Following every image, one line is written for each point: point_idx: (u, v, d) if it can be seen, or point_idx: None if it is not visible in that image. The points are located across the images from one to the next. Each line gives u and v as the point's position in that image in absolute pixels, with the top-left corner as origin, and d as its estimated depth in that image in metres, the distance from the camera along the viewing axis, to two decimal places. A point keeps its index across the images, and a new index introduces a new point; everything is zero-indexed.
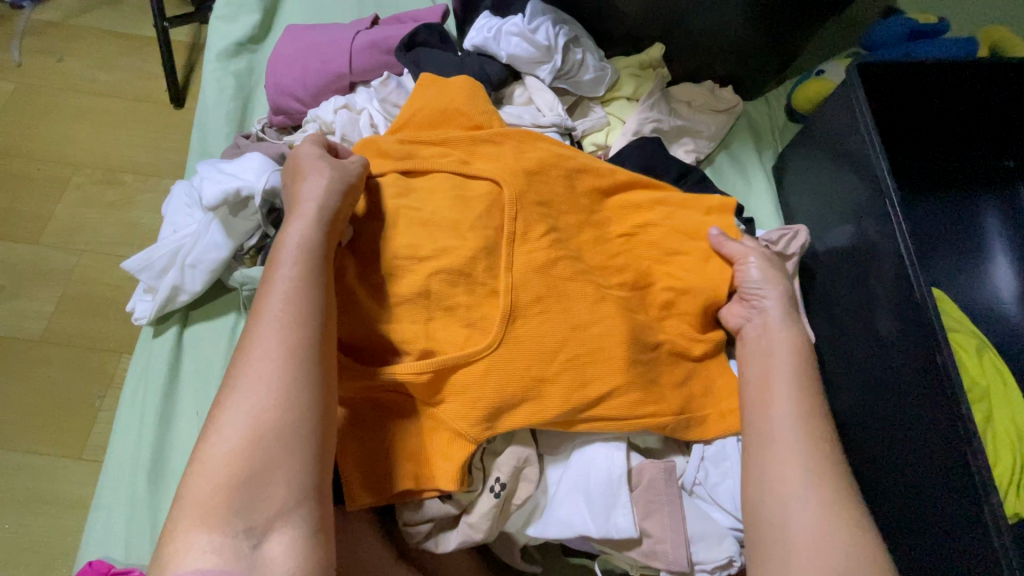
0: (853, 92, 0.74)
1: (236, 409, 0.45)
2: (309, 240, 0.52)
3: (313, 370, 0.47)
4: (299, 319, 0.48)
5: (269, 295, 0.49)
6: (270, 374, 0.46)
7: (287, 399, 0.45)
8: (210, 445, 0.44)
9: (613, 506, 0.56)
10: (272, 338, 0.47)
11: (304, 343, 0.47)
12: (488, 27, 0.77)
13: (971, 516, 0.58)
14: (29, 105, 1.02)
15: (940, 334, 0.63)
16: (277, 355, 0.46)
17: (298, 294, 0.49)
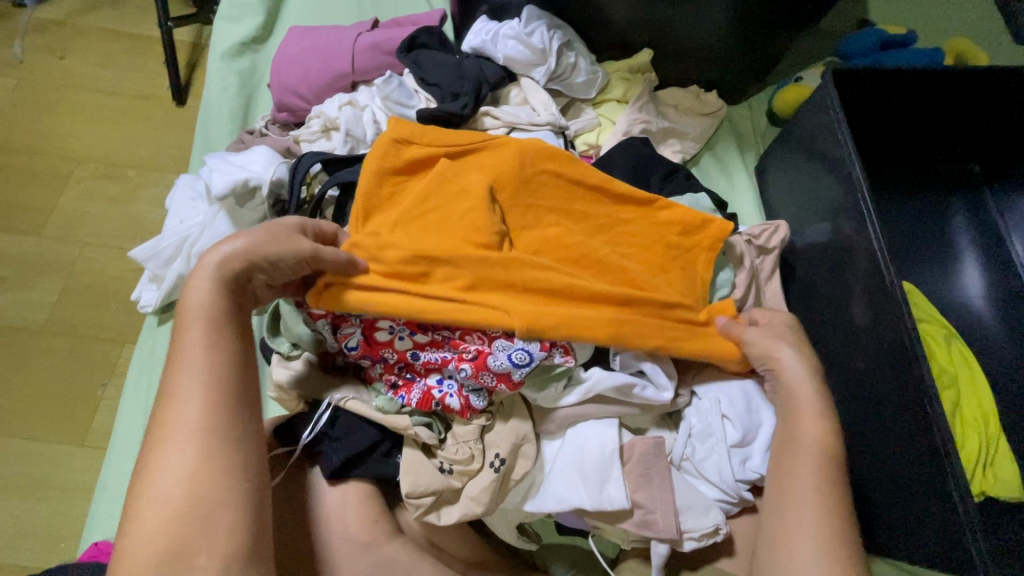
0: (828, 95, 0.79)
1: (159, 480, 0.42)
2: (216, 292, 0.49)
3: (231, 384, 0.47)
4: (216, 368, 0.46)
5: (180, 361, 0.46)
6: (186, 435, 0.43)
7: (205, 458, 0.43)
8: (147, 490, 0.42)
9: (606, 480, 0.59)
10: (186, 409, 0.44)
11: (223, 384, 0.46)
12: (486, 31, 0.81)
13: (939, 492, 0.62)
14: (31, 101, 1.04)
15: (908, 322, 0.67)
16: (186, 435, 0.43)
17: (216, 323, 0.48)
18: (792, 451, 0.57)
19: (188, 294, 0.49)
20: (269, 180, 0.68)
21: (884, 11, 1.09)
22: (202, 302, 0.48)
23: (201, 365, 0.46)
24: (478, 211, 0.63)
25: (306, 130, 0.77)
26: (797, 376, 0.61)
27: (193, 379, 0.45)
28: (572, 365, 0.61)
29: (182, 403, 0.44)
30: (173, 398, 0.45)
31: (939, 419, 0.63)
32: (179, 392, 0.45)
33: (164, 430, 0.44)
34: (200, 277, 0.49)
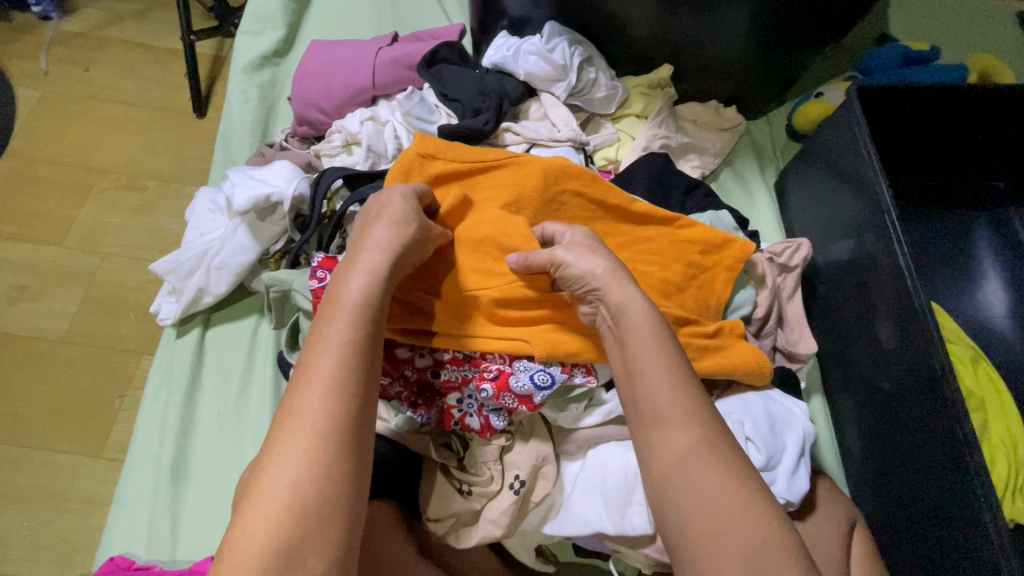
0: (853, 111, 0.78)
1: (276, 469, 0.42)
2: (371, 288, 0.48)
3: (359, 391, 0.45)
4: (347, 373, 0.45)
5: (317, 355, 0.45)
6: (310, 434, 0.42)
7: (317, 464, 0.42)
8: (270, 474, 0.42)
9: (629, 504, 0.58)
10: (314, 404, 0.43)
11: (353, 391, 0.44)
12: (507, 46, 0.81)
13: (971, 519, 0.61)
14: (55, 112, 1.05)
15: (939, 345, 0.65)
16: (308, 432, 0.42)
17: (360, 323, 0.47)
18: (637, 352, 0.50)
19: (346, 283, 0.48)
20: (290, 195, 0.68)
21: (904, 26, 1.08)
22: (354, 295, 0.48)
23: (337, 352, 0.45)
24: (499, 234, 0.61)
25: (327, 145, 0.77)
26: (608, 278, 0.53)
27: (328, 375, 0.44)
28: (593, 387, 0.60)
29: (310, 395, 0.43)
30: (308, 385, 0.44)
31: (972, 447, 0.61)
32: (311, 383, 0.44)
33: (292, 415, 0.43)
34: (359, 270, 0.49)
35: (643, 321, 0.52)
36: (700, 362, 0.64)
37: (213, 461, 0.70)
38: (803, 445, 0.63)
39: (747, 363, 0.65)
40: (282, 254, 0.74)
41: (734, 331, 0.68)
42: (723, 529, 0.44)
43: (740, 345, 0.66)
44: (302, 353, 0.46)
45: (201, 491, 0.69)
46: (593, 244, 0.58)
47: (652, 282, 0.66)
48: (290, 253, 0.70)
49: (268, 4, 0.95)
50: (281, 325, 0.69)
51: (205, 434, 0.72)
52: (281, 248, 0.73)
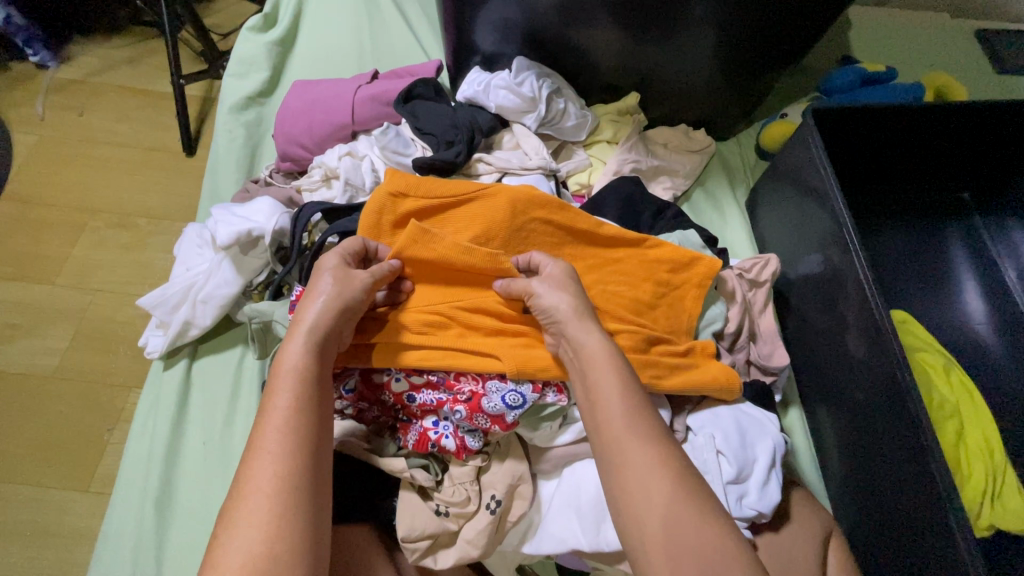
0: (809, 133, 0.82)
1: (231, 545, 0.42)
2: (309, 357, 0.51)
3: (307, 456, 0.47)
4: (293, 438, 0.47)
5: (263, 424, 0.47)
6: (262, 507, 0.43)
7: (269, 534, 0.42)
8: (227, 541, 0.42)
9: (603, 520, 0.58)
10: (263, 476, 0.45)
11: (301, 457, 0.46)
12: (478, 81, 0.85)
13: (941, 527, 0.61)
14: (50, 156, 1.09)
15: (899, 353, 0.67)
16: (260, 503, 0.43)
17: (301, 391, 0.49)
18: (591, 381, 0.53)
19: (283, 357, 0.51)
20: (270, 230, 0.70)
21: (864, 47, 1.13)
22: (292, 366, 0.50)
23: (282, 418, 0.47)
24: (469, 257, 0.65)
25: (307, 180, 0.80)
26: (567, 318, 0.57)
27: (274, 443, 0.46)
28: (565, 405, 0.62)
29: (260, 466, 0.45)
30: (255, 459, 0.46)
31: (935, 452, 0.62)
32: (258, 456, 0.46)
33: (245, 490, 0.44)
34: (297, 340, 0.52)
35: (596, 346, 0.55)
36: (670, 379, 0.65)
37: (198, 489, 0.71)
38: (774, 456, 0.64)
39: (715, 377, 0.67)
40: (265, 286, 0.76)
41: (703, 348, 0.70)
42: (677, 540, 0.45)
43: (709, 362, 0.68)
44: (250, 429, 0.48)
45: (186, 519, 0.70)
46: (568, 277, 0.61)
47: (620, 302, 0.69)
48: (274, 285, 0.73)
49: (254, 49, 1.01)
50: (265, 354, 0.72)
51: (190, 464, 0.73)
52: (264, 280, 0.75)
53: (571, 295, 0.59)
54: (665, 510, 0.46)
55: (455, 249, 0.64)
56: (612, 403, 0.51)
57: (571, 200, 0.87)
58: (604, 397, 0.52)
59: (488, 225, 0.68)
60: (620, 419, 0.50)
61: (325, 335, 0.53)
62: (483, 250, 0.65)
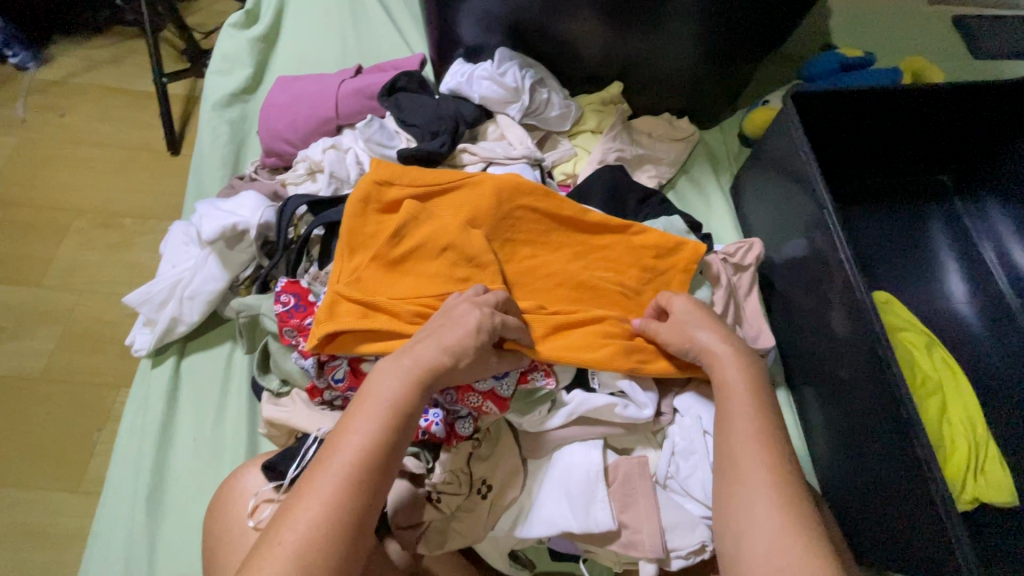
0: (788, 118, 0.83)
1: (271, 556, 0.43)
2: (403, 396, 0.51)
3: (366, 499, 0.46)
4: (361, 474, 0.47)
5: (340, 444, 0.48)
6: (309, 531, 0.44)
7: (309, 559, 0.43)
8: (268, 547, 0.43)
9: (593, 501, 0.59)
10: (323, 494, 0.45)
11: (363, 493, 0.46)
12: (461, 73, 0.86)
13: (923, 497, 0.63)
14: (33, 158, 1.08)
15: (879, 329, 0.69)
16: (312, 523, 0.44)
17: (384, 430, 0.49)
18: (727, 406, 0.58)
19: (381, 385, 0.51)
20: (256, 223, 0.70)
21: (843, 34, 1.15)
22: (385, 398, 0.50)
23: (359, 448, 0.48)
24: (459, 246, 0.65)
25: (292, 173, 0.80)
26: (723, 357, 0.60)
27: (343, 470, 0.47)
28: (554, 388, 0.63)
29: (321, 487, 0.46)
30: (321, 479, 0.46)
31: (916, 427, 0.63)
32: (324, 474, 0.46)
33: (303, 498, 0.45)
34: (394, 375, 0.52)
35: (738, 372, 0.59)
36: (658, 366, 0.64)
37: (189, 486, 0.71)
38: None
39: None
40: (252, 280, 0.76)
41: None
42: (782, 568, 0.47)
43: None
44: (325, 441, 0.49)
45: (178, 516, 0.70)
46: (707, 313, 0.64)
47: (607, 290, 0.69)
48: (260, 278, 0.73)
49: (236, 46, 1.00)
50: (253, 349, 0.72)
51: (181, 461, 0.73)
52: (250, 274, 0.75)
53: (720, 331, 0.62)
54: (768, 538, 0.49)
55: (449, 233, 0.66)
56: (742, 435, 0.55)
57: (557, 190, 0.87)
58: (738, 426, 0.56)
59: (475, 213, 0.68)
60: (747, 448, 0.54)
61: (427, 376, 0.52)
62: (477, 236, 0.66)
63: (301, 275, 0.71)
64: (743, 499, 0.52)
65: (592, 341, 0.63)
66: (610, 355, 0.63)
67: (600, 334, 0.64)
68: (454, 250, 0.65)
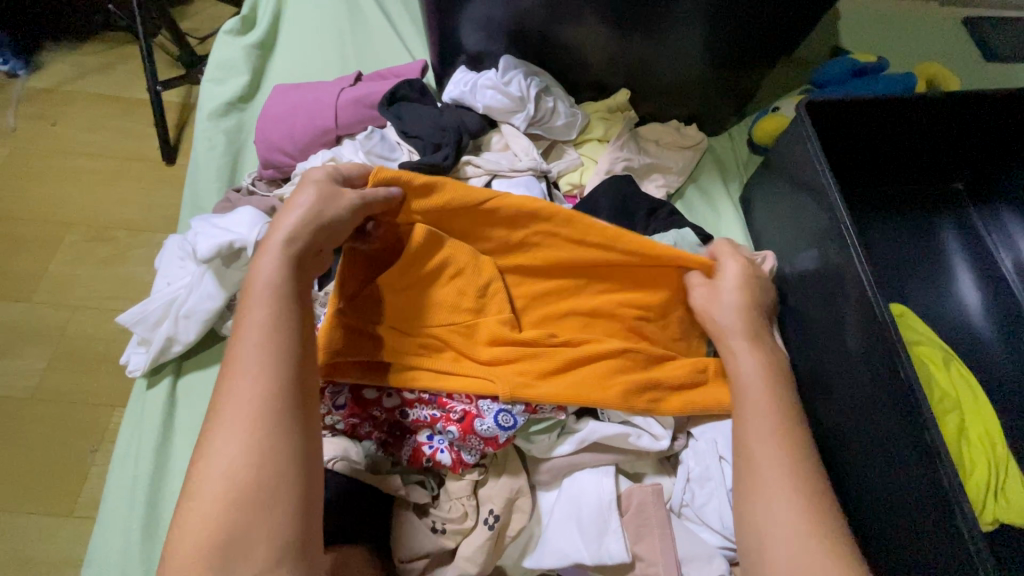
0: (803, 128, 0.80)
1: (211, 464, 0.43)
2: (281, 275, 0.51)
3: (285, 369, 0.47)
4: (267, 353, 0.47)
5: (238, 345, 0.48)
6: (239, 421, 0.45)
7: (251, 437, 0.44)
8: (207, 463, 0.44)
9: (605, 532, 0.57)
10: (233, 441, 0.44)
11: (275, 411, 0.45)
12: (464, 82, 0.83)
13: (948, 525, 0.60)
14: (23, 169, 1.06)
15: (901, 350, 0.66)
16: (240, 410, 0.45)
17: (275, 308, 0.50)
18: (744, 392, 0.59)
19: (256, 272, 0.51)
20: (253, 240, 0.67)
21: (852, 38, 1.12)
22: (264, 281, 0.51)
23: (258, 335, 0.48)
24: (467, 273, 0.62)
25: (291, 187, 0.78)
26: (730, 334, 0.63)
27: (244, 403, 0.45)
28: (564, 416, 0.60)
29: (236, 381, 0.46)
30: (232, 380, 0.47)
31: (942, 452, 0.61)
32: (234, 371, 0.47)
33: (209, 453, 0.44)
34: (268, 258, 0.52)
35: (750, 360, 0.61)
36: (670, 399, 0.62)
37: None
38: None
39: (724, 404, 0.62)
40: None
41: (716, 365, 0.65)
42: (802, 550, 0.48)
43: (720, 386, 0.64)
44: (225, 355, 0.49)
45: None
46: (741, 286, 0.65)
47: (620, 315, 0.66)
48: None
49: (232, 53, 0.98)
50: None
51: (176, 488, 0.70)
52: None
53: (742, 317, 0.63)
54: (786, 528, 0.50)
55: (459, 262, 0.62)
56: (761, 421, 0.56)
57: (563, 201, 0.85)
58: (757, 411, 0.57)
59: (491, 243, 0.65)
60: (766, 437, 0.55)
61: (299, 249, 0.53)
62: (488, 263, 0.63)
63: None
64: (762, 486, 0.53)
65: (601, 375, 0.61)
66: (614, 391, 0.60)
67: (609, 366, 0.61)
68: (464, 277, 0.62)
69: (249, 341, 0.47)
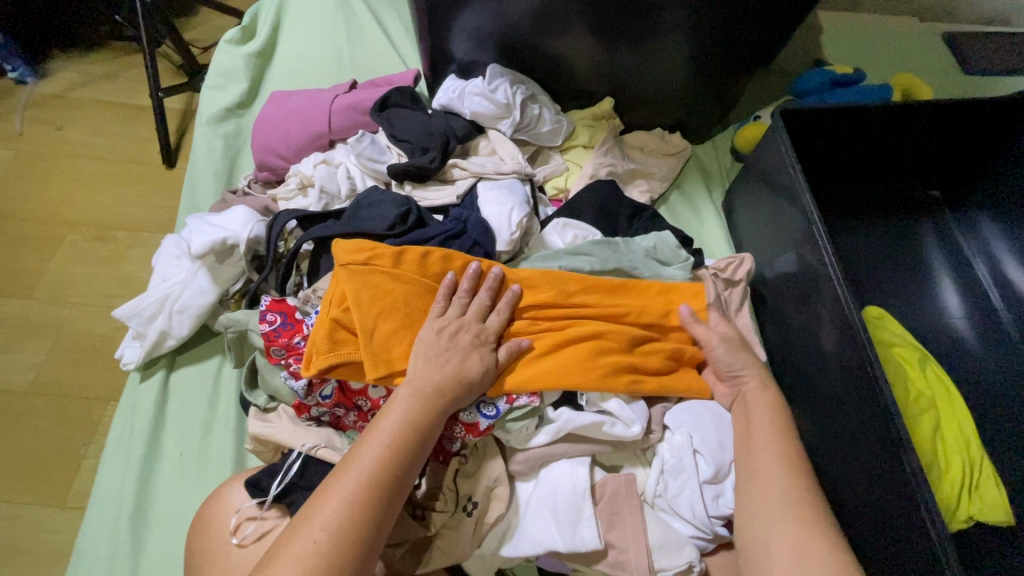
0: (779, 136, 0.83)
1: (287, 559, 0.46)
2: (418, 407, 0.55)
3: (382, 501, 0.50)
4: (379, 478, 0.50)
5: (358, 454, 0.52)
6: (327, 535, 0.47)
7: (331, 554, 0.46)
8: (285, 555, 0.46)
9: (579, 520, 0.58)
10: (312, 551, 0.46)
11: (356, 533, 0.48)
12: (453, 89, 0.87)
13: (914, 520, 0.61)
14: (28, 171, 1.09)
15: (869, 348, 0.68)
16: (334, 520, 0.48)
17: (403, 439, 0.53)
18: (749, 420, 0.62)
19: (396, 398, 0.55)
20: (245, 238, 0.70)
21: (834, 50, 1.16)
22: (403, 411, 0.54)
23: (377, 461, 0.51)
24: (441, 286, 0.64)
25: (284, 189, 0.81)
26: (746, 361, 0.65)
27: (338, 504, 0.48)
28: (539, 405, 0.62)
29: (341, 488, 0.49)
30: (337, 485, 0.50)
31: (906, 442, 0.62)
32: (344, 481, 0.50)
33: (290, 549, 0.46)
34: (410, 388, 0.56)
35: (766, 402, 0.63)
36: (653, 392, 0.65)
37: (174, 502, 0.71)
38: None
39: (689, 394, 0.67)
40: (242, 294, 0.76)
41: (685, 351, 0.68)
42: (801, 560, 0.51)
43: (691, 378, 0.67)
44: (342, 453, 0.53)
45: (163, 533, 0.69)
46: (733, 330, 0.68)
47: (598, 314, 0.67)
48: (249, 293, 0.74)
49: (233, 61, 1.02)
50: (242, 363, 0.72)
51: (166, 478, 0.72)
52: (240, 288, 0.75)
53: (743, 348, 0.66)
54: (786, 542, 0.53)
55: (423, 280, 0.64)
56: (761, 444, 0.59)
57: (548, 205, 0.88)
58: (759, 440, 0.59)
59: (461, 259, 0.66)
60: (771, 463, 0.58)
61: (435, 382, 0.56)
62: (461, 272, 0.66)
63: (291, 290, 0.72)
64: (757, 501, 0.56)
65: (585, 361, 0.63)
66: (597, 372, 0.62)
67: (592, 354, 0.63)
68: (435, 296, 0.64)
69: (369, 459, 0.51)
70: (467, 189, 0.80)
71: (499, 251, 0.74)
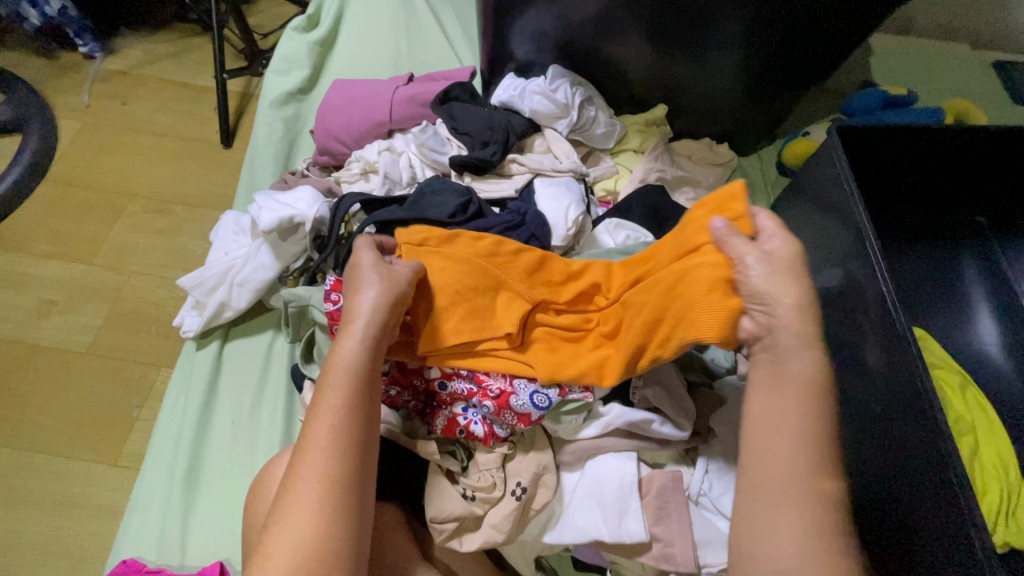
0: (833, 151, 0.83)
1: (285, 534, 0.48)
2: (359, 357, 0.54)
3: (354, 455, 0.51)
4: (342, 435, 0.51)
5: (316, 418, 0.51)
6: (311, 503, 0.48)
7: (324, 515, 0.48)
8: (282, 532, 0.48)
9: (625, 512, 0.59)
10: (302, 522, 0.48)
11: (341, 493, 0.49)
12: (514, 86, 0.88)
13: (959, 540, 0.61)
14: (92, 142, 1.13)
15: (920, 366, 0.67)
16: (316, 486, 0.49)
17: (350, 390, 0.53)
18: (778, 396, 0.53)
19: (337, 352, 0.54)
20: (311, 217, 0.73)
21: (883, 73, 1.17)
22: (344, 363, 0.53)
23: (332, 419, 0.51)
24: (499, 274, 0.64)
25: (346, 173, 0.84)
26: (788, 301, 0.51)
27: (314, 471, 0.49)
28: (591, 401, 0.63)
29: (311, 458, 0.50)
30: (307, 455, 0.50)
31: (955, 460, 0.62)
32: (311, 451, 0.50)
33: (284, 526, 0.48)
34: (347, 341, 0.54)
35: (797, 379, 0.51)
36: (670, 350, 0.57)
37: (224, 473, 0.72)
38: None
39: (699, 332, 0.54)
40: (301, 272, 0.78)
41: (718, 273, 0.54)
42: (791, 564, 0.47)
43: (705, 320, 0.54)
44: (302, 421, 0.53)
45: (212, 503, 0.71)
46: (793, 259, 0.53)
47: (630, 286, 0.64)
48: (309, 271, 0.76)
49: (296, 48, 1.05)
50: (299, 339, 0.75)
51: (217, 444, 0.74)
52: (300, 266, 0.77)
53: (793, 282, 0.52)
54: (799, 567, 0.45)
55: (482, 264, 0.64)
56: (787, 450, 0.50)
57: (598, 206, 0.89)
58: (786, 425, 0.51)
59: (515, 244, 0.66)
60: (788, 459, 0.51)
61: (372, 329, 0.55)
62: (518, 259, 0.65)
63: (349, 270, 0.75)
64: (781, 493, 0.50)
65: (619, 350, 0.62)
66: (625, 352, 0.60)
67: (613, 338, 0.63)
68: (491, 281, 0.64)
69: (327, 420, 0.51)
70: (525, 185, 0.82)
71: (553, 246, 0.75)
